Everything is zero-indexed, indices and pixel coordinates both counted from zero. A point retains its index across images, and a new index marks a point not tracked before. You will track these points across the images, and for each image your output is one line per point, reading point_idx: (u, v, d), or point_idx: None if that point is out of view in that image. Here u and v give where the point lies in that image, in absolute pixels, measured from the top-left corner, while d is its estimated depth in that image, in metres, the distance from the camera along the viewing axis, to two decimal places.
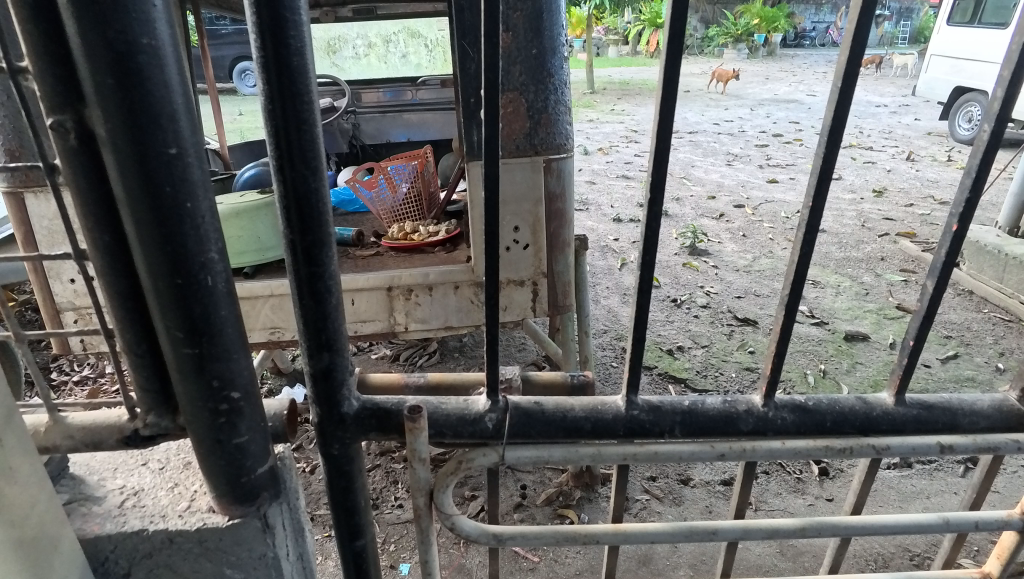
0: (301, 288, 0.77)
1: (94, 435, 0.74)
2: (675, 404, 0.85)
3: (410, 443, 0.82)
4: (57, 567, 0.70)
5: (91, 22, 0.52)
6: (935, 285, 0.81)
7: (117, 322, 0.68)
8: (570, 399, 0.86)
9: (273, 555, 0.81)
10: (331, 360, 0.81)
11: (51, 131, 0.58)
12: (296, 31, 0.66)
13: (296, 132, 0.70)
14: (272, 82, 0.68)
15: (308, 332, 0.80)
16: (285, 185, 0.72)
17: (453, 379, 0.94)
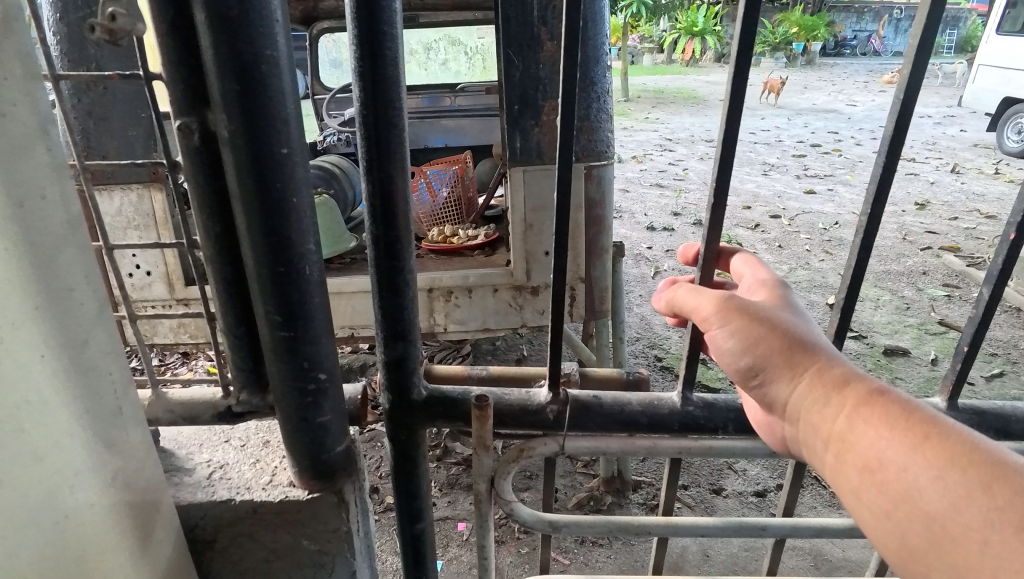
0: (381, 280, 0.83)
1: (191, 410, 0.80)
2: (730, 401, 0.87)
3: (477, 431, 0.88)
4: (158, 529, 0.76)
5: (222, 36, 0.59)
6: (990, 293, 0.82)
7: (222, 305, 0.75)
8: (627, 394, 0.90)
9: (346, 529, 0.86)
10: (404, 350, 0.86)
11: (178, 132, 0.65)
12: (392, 43, 0.73)
13: (384, 134, 0.76)
14: (365, 90, 0.74)
15: (384, 323, 0.85)
16: (373, 183, 0.78)
17: (513, 373, 0.99)
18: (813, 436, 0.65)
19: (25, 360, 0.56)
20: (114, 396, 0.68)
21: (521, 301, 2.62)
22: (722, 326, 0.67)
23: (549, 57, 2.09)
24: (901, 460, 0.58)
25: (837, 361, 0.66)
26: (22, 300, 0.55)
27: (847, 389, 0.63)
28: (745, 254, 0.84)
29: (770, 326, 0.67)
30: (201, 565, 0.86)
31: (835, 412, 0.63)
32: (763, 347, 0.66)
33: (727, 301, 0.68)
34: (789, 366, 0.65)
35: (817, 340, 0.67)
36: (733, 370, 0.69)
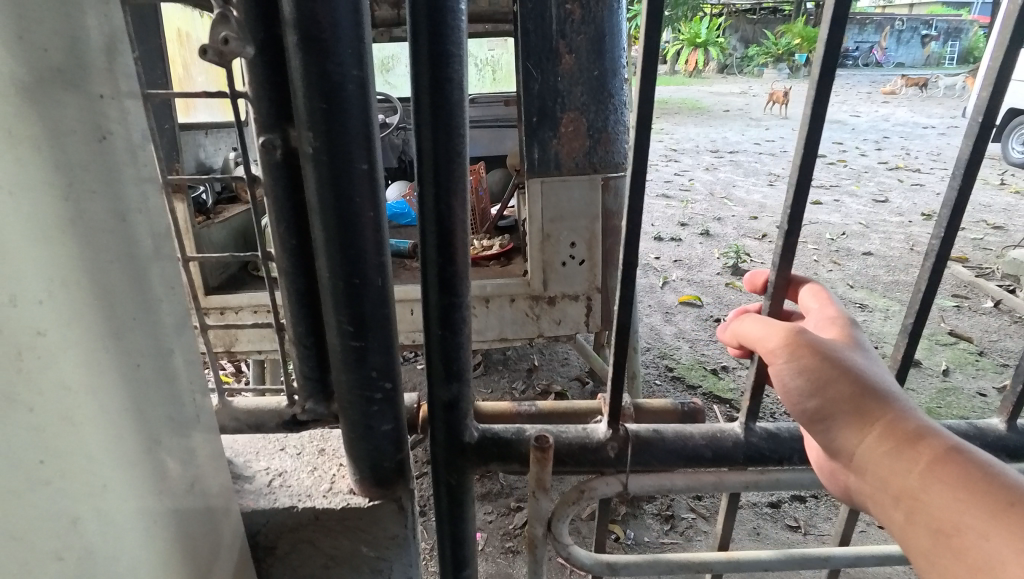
0: (436, 305, 0.84)
1: (258, 418, 0.83)
2: (793, 430, 0.91)
3: (537, 472, 0.88)
4: (226, 533, 0.78)
5: (311, 56, 0.61)
6: None
7: (292, 315, 0.77)
8: (689, 428, 0.92)
9: (404, 536, 0.88)
10: (458, 388, 0.88)
11: (261, 147, 0.68)
12: (457, 64, 0.75)
13: (446, 157, 0.77)
14: (428, 113, 0.76)
15: (438, 337, 0.86)
16: (431, 208, 0.79)
17: (563, 409, 1.00)
18: (882, 491, 0.66)
19: (125, 367, 0.58)
20: (193, 401, 0.70)
21: (538, 311, 2.65)
22: (792, 364, 0.69)
23: (569, 69, 2.12)
24: (975, 525, 0.59)
25: (911, 414, 0.67)
26: (126, 310, 0.58)
27: (920, 445, 0.64)
28: (814, 285, 0.87)
29: (843, 371, 0.68)
30: (262, 570, 0.88)
31: (906, 465, 0.64)
32: (833, 390, 0.68)
33: (798, 337, 0.70)
34: (861, 415, 0.67)
35: (889, 390, 0.69)
36: (799, 411, 0.71)
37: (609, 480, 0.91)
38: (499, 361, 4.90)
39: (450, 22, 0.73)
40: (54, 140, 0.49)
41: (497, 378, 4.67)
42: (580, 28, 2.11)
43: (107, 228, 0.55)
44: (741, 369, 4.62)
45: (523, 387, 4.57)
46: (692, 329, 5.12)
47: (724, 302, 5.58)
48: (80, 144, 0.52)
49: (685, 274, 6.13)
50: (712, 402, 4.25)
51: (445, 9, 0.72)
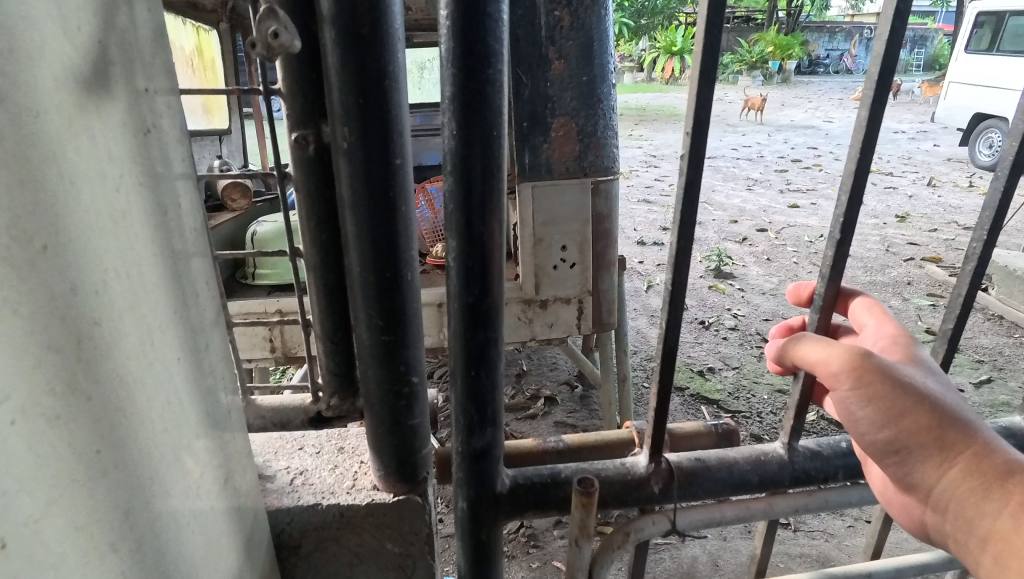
0: (465, 323, 0.81)
1: (284, 415, 0.84)
2: (834, 448, 1.03)
3: (579, 516, 0.89)
4: (255, 529, 0.78)
5: (350, 52, 0.63)
6: None
7: (319, 313, 0.77)
8: (733, 455, 1.02)
9: (428, 533, 0.88)
10: (491, 435, 0.86)
11: (294, 143, 0.70)
12: (494, 69, 0.72)
13: (483, 166, 0.74)
14: (462, 122, 0.73)
15: (465, 354, 0.83)
16: (463, 223, 0.77)
17: (591, 442, 1.07)
18: (967, 526, 0.73)
19: (167, 364, 0.58)
20: (220, 396, 0.71)
21: (530, 315, 2.70)
22: (868, 401, 0.75)
23: (558, 74, 2.11)
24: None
25: (990, 447, 0.74)
26: (166, 304, 0.58)
27: (1003, 480, 0.71)
28: (866, 300, 1.00)
29: (922, 407, 0.74)
30: (285, 571, 0.86)
31: (993, 503, 0.71)
32: (912, 426, 0.74)
33: (870, 371, 0.75)
34: (942, 450, 0.73)
35: (964, 420, 0.75)
36: (876, 441, 0.77)
37: (656, 518, 0.99)
38: None
39: (491, 23, 0.70)
40: (105, 133, 0.49)
41: None
42: (570, 33, 2.09)
43: (151, 220, 0.56)
44: (727, 369, 4.74)
45: (514, 392, 4.61)
46: None
47: (707, 304, 5.72)
48: (129, 137, 0.53)
49: None
50: (700, 402, 4.36)
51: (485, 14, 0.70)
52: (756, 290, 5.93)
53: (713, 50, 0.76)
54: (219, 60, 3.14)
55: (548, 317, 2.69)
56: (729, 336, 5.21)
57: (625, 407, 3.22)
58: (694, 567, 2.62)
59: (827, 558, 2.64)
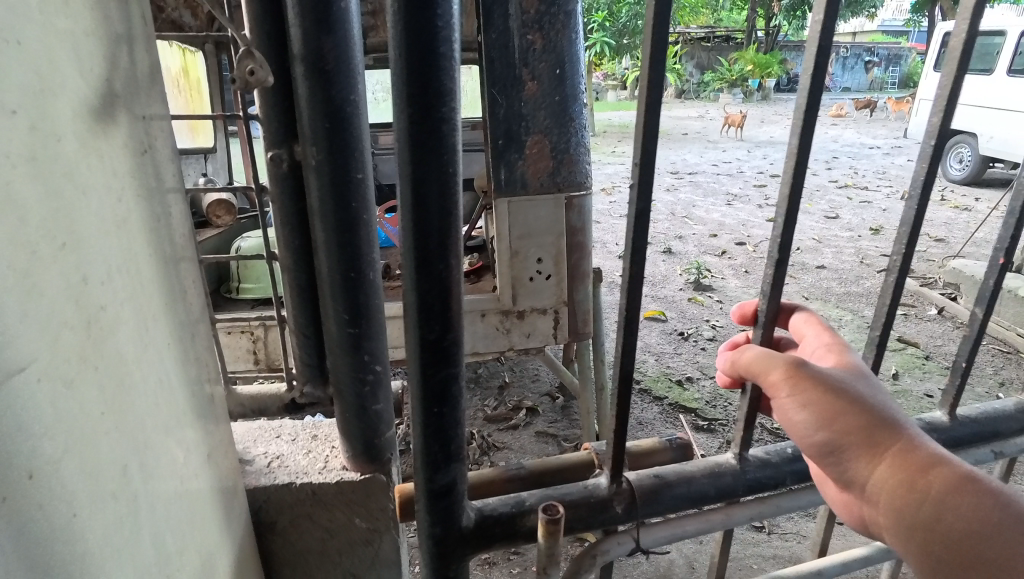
0: (429, 357, 0.86)
1: (262, 402, 0.94)
2: (781, 454, 1.16)
3: (546, 543, 0.93)
4: (236, 505, 0.88)
5: (319, 84, 0.74)
6: (985, 311, 1.18)
7: (294, 309, 0.88)
8: (692, 470, 1.12)
9: (393, 508, 0.98)
10: (455, 471, 0.91)
11: (270, 160, 0.81)
12: (446, 112, 0.77)
13: (440, 205, 0.80)
14: (416, 162, 0.78)
15: (427, 384, 0.88)
16: (423, 259, 0.82)
17: (552, 468, 1.12)
18: (897, 519, 0.81)
19: (158, 352, 0.68)
20: (203, 382, 0.81)
21: (508, 325, 2.79)
22: (804, 405, 0.85)
23: (532, 94, 2.29)
24: (980, 542, 0.76)
25: (914, 444, 0.84)
26: (157, 298, 0.69)
27: (927, 473, 0.81)
28: (808, 317, 1.09)
29: (851, 409, 0.85)
30: (263, 545, 0.96)
31: (918, 495, 0.80)
32: (845, 427, 0.84)
33: (804, 379, 0.86)
34: (872, 448, 0.84)
35: (891, 422, 0.85)
36: (815, 443, 0.87)
37: (622, 539, 1.08)
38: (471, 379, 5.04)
39: (441, 67, 0.75)
40: (110, 152, 0.60)
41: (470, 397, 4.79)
42: (543, 55, 2.28)
43: (147, 227, 0.67)
44: (705, 379, 4.90)
45: (496, 403, 4.71)
46: (657, 343, 5.46)
47: (686, 316, 5.90)
48: (131, 157, 0.64)
49: (650, 291, 6.44)
50: (678, 411, 4.52)
51: (433, 60, 0.75)
52: (734, 301, 6.11)
53: (657, 84, 0.88)
54: (203, 79, 3.27)
55: (526, 327, 2.79)
56: (707, 347, 5.38)
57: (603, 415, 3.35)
58: (671, 568, 2.76)
59: (794, 557, 2.76)
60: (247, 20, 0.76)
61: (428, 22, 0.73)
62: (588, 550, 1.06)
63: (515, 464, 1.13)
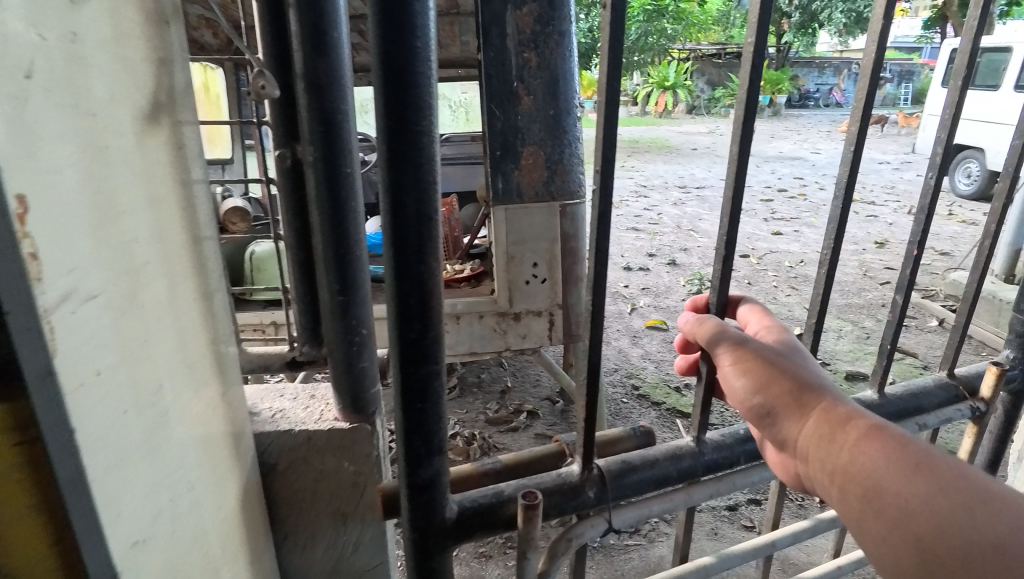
0: (411, 357, 0.95)
1: (268, 360, 1.13)
2: (732, 436, 1.33)
3: (527, 524, 1.08)
4: (244, 444, 1.06)
5: (314, 96, 0.93)
6: (903, 300, 1.38)
7: (294, 281, 1.06)
8: (655, 454, 1.27)
9: (376, 454, 1.15)
10: (437, 464, 1.02)
11: (277, 158, 1.00)
12: (423, 126, 0.85)
13: (417, 211, 0.88)
14: (395, 175, 0.86)
15: (408, 380, 0.97)
16: (402, 267, 0.90)
17: (526, 460, 1.28)
18: (821, 467, 0.95)
19: (184, 304, 0.87)
20: (220, 341, 1.00)
21: (505, 326, 3.01)
22: (741, 371, 1.02)
23: (527, 108, 2.47)
24: (888, 481, 0.87)
25: (839, 405, 0.98)
26: (185, 263, 0.88)
27: (846, 426, 0.94)
28: (752, 306, 1.24)
29: (783, 375, 1.00)
30: (266, 482, 1.13)
31: (837, 444, 0.94)
32: (778, 390, 1.00)
33: (744, 351, 1.03)
34: (800, 406, 0.98)
35: (821, 388, 1.00)
36: (756, 407, 1.02)
37: (595, 522, 1.20)
38: (474, 383, 5.22)
39: (418, 85, 0.84)
40: (155, 147, 0.79)
41: (473, 400, 4.96)
42: (536, 73, 2.46)
43: (180, 208, 0.86)
44: None
45: (498, 406, 4.87)
46: (657, 350, 5.63)
47: None
48: (170, 152, 0.84)
49: (652, 301, 6.61)
50: (674, 415, 4.68)
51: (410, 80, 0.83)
52: None
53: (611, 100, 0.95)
54: (220, 95, 3.52)
55: (522, 328, 2.99)
56: None
57: None
58: None
59: None
60: (261, 48, 0.96)
61: (406, 46, 0.81)
62: (564, 534, 1.19)
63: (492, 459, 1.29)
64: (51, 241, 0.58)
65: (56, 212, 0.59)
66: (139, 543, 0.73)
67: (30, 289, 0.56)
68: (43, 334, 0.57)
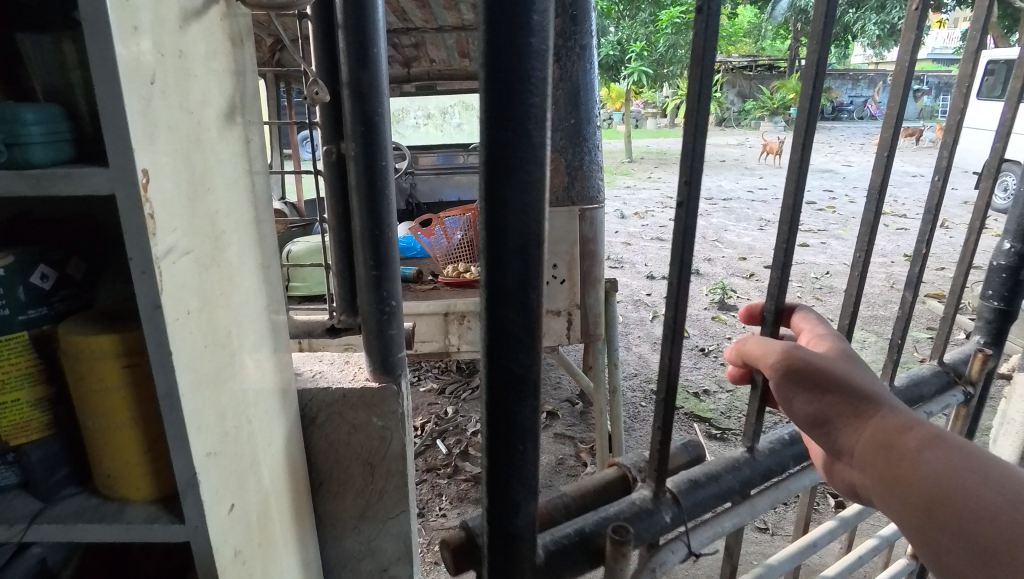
0: (507, 387, 0.88)
1: (310, 324, 1.32)
2: (781, 439, 1.30)
3: (619, 563, 0.98)
4: (291, 397, 1.25)
5: (358, 101, 1.12)
6: (910, 295, 1.47)
7: (335, 258, 1.25)
8: (718, 469, 1.20)
9: (401, 413, 1.32)
10: (527, 510, 0.95)
11: (325, 153, 1.20)
12: (532, 138, 0.79)
13: (523, 231, 0.82)
14: (499, 189, 0.80)
15: (502, 420, 0.90)
16: (500, 288, 0.84)
17: (590, 489, 1.16)
18: (879, 483, 0.79)
19: (247, 270, 1.05)
20: (275, 308, 1.18)
21: None
22: (786, 372, 0.87)
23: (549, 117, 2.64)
24: (962, 495, 0.71)
25: (898, 414, 0.82)
26: (248, 237, 1.06)
27: (906, 434, 0.78)
28: (805, 314, 1.12)
29: (832, 378, 0.85)
30: (306, 431, 1.33)
31: (900, 455, 0.77)
32: (830, 397, 0.84)
33: (792, 353, 0.88)
34: (853, 415, 0.83)
35: (878, 395, 0.84)
36: (803, 416, 0.87)
37: (675, 547, 1.12)
38: None
39: (527, 93, 0.77)
40: (229, 139, 0.98)
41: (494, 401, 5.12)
42: (560, 85, 2.57)
43: (246, 190, 1.05)
44: (721, 392, 5.13)
45: None
46: (677, 357, 5.72)
47: (708, 333, 6.14)
48: (240, 144, 1.02)
49: None
50: (692, 419, 4.77)
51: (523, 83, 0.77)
52: None
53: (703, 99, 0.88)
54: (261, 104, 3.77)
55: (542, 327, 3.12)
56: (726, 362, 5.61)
57: (614, 414, 3.71)
58: None
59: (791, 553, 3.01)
60: (314, 60, 1.16)
61: (519, 44, 0.75)
62: (645, 563, 1.10)
63: (554, 491, 1.18)
64: (160, 205, 0.78)
65: (161, 184, 0.78)
66: (212, 455, 0.91)
67: (148, 239, 0.75)
68: (155, 274, 0.76)
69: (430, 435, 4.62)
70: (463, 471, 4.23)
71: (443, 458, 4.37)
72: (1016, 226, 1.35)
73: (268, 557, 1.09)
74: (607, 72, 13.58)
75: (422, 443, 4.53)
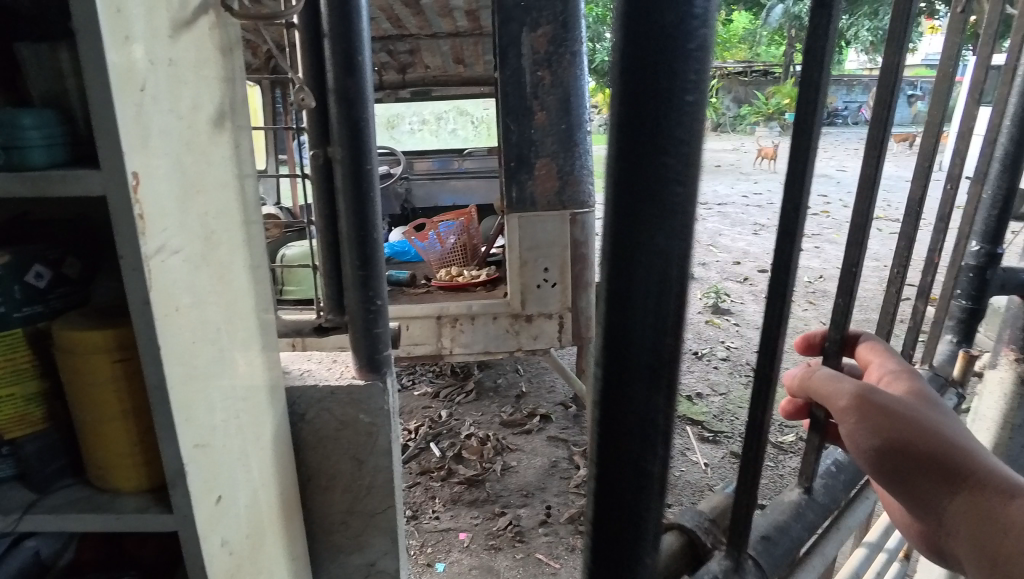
0: (621, 462, 0.67)
1: (299, 323, 1.35)
2: (830, 472, 1.14)
3: None
4: (280, 395, 1.28)
5: (344, 107, 1.17)
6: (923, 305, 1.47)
7: (323, 259, 1.29)
8: (784, 521, 1.01)
9: (387, 409, 1.36)
10: None
11: (313, 157, 1.24)
12: (680, 130, 0.57)
13: (663, 255, 0.60)
14: (635, 200, 0.59)
15: (609, 500, 0.68)
16: (622, 332, 0.63)
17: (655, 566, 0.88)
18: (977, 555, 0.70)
19: (236, 269, 1.09)
20: (264, 308, 1.22)
21: (518, 327, 3.07)
22: (868, 426, 0.75)
23: (541, 123, 2.72)
24: None
25: (993, 475, 0.72)
26: (238, 238, 1.10)
27: (1007, 504, 0.69)
28: (870, 341, 0.94)
29: (919, 434, 0.74)
30: (294, 429, 1.36)
31: (1003, 527, 0.68)
32: (915, 454, 0.74)
33: (873, 404, 0.76)
34: (941, 477, 0.73)
35: (969, 451, 0.75)
36: (882, 474, 0.76)
37: None
38: (491, 387, 5.41)
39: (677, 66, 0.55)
40: (219, 143, 1.02)
41: (488, 404, 5.15)
42: (551, 90, 2.69)
43: (236, 192, 1.09)
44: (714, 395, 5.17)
45: (512, 410, 5.04)
46: None
47: (702, 336, 6.18)
48: (230, 148, 1.06)
49: None
50: (685, 422, 4.81)
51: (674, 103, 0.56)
52: (750, 325, 6.38)
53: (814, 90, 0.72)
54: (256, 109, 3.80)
55: (533, 329, 3.05)
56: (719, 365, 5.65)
57: None
58: None
59: None
60: (302, 67, 1.20)
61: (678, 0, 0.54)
62: None
63: None
64: (152, 207, 0.82)
65: (152, 185, 0.82)
66: (201, 448, 0.95)
67: (139, 239, 0.79)
68: (145, 272, 0.80)
69: (424, 439, 4.65)
70: (457, 474, 4.25)
71: (437, 461, 4.40)
72: (984, 227, 1.39)
73: (256, 550, 1.13)
74: (603, 77, 13.68)
75: (415, 446, 4.56)
